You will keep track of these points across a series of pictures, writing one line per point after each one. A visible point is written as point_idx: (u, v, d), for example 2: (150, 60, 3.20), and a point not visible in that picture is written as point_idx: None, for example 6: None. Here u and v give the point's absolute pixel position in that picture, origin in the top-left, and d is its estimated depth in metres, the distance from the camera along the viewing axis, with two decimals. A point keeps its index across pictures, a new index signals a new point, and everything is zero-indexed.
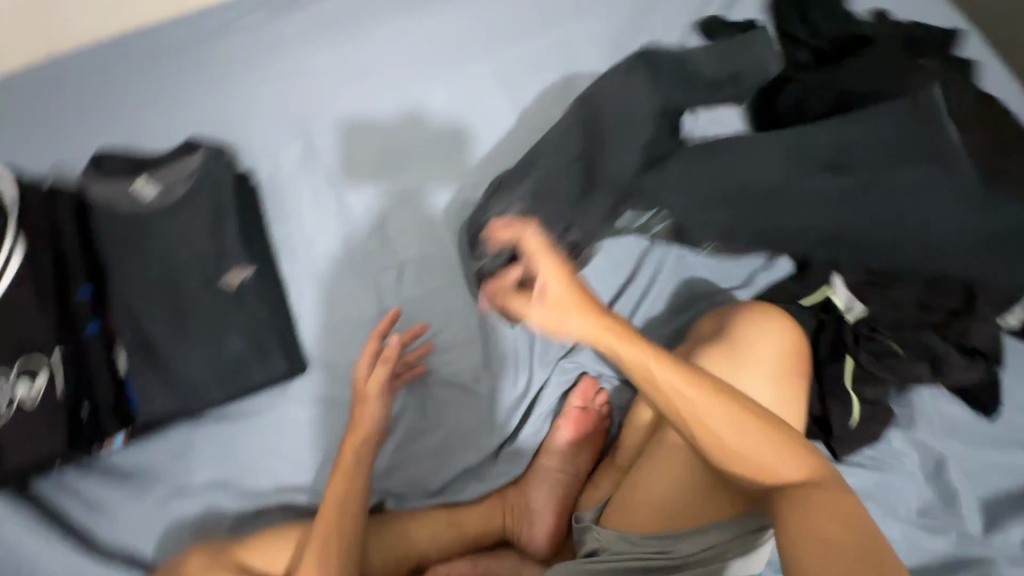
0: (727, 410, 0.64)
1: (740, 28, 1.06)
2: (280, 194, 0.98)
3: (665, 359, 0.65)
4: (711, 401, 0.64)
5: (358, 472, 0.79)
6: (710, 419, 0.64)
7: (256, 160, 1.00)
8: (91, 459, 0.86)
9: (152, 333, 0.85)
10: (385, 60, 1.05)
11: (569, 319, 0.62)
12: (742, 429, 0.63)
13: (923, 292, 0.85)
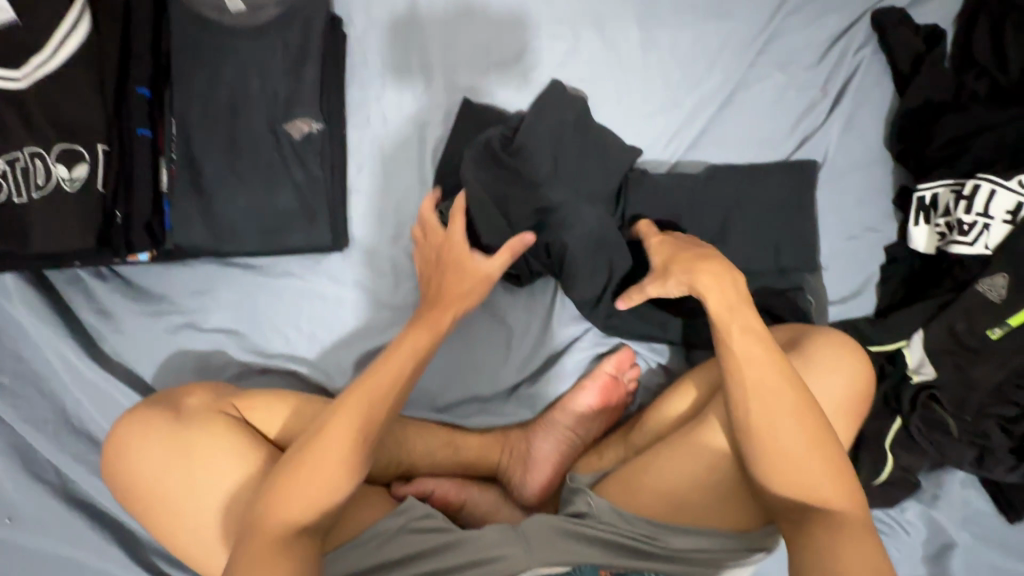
0: (789, 415, 0.64)
1: (919, 30, 0.91)
2: (365, 55, 0.88)
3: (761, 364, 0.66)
4: (778, 396, 0.64)
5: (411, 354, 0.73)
6: (781, 433, 0.63)
7: (349, 7, 0.89)
8: (112, 268, 0.83)
9: (203, 160, 0.78)
10: None
11: (687, 248, 0.75)
12: (803, 454, 0.63)
13: (1007, 379, 0.78)
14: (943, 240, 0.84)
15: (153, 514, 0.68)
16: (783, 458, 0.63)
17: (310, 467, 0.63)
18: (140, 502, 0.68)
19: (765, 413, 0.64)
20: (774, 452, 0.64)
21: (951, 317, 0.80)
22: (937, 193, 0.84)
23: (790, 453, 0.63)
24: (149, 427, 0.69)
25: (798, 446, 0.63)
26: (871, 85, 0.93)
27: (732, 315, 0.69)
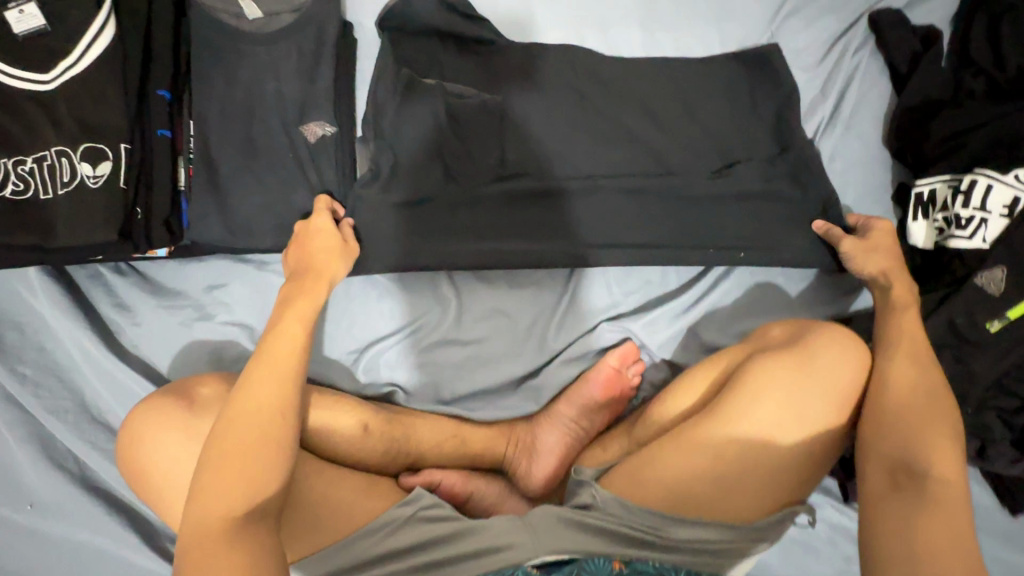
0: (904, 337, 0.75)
1: (917, 32, 0.94)
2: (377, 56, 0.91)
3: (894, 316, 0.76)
4: (918, 341, 0.73)
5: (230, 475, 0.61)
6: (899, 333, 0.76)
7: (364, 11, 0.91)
8: (130, 263, 0.86)
9: (222, 160, 0.82)
10: None
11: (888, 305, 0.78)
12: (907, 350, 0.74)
13: (1007, 372, 0.80)
14: (942, 235, 0.85)
15: (147, 489, 0.67)
16: (915, 376, 0.70)
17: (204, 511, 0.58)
18: (148, 488, 0.67)
19: (914, 360, 0.71)
20: (908, 439, 0.66)
21: (950, 311, 0.81)
22: (935, 189, 0.86)
23: (932, 414, 0.67)
24: (164, 420, 0.67)
25: (942, 412, 0.67)
26: (867, 86, 0.95)
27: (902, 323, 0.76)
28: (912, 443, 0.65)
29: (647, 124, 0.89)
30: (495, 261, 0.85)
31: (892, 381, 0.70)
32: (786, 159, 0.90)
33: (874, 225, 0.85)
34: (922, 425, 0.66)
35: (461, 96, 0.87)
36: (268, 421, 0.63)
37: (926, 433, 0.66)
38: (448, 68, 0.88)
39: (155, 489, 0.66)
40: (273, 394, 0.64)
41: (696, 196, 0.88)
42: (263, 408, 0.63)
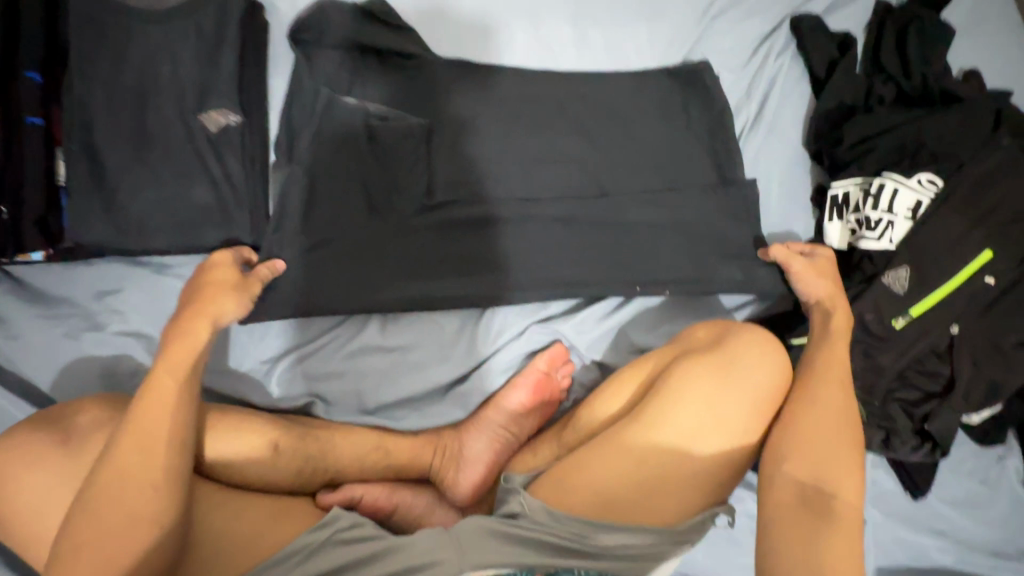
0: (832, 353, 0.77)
1: (832, 37, 0.97)
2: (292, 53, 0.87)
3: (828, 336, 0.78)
4: (835, 359, 0.76)
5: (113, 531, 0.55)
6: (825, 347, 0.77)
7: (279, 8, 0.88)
8: (3, 269, 0.76)
9: (107, 152, 0.73)
10: None
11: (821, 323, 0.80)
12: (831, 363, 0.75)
13: (908, 366, 0.84)
14: (854, 235, 0.88)
15: (12, 532, 0.59)
16: (830, 394, 0.72)
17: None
18: (12, 526, 0.59)
19: (829, 375, 0.74)
20: (819, 453, 0.68)
21: (860, 308, 0.85)
22: (848, 191, 0.89)
23: (841, 431, 0.70)
24: (34, 454, 0.59)
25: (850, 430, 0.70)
26: (788, 89, 0.97)
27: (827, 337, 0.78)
28: (821, 459, 0.68)
29: (579, 142, 0.90)
30: (418, 265, 0.83)
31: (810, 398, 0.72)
32: (708, 161, 0.92)
33: (817, 253, 0.87)
34: (831, 441, 0.69)
35: (383, 104, 0.87)
36: (143, 485, 0.56)
37: (833, 449, 0.69)
38: (369, 78, 0.87)
39: (21, 530, 0.58)
40: (150, 451, 0.58)
41: (620, 219, 0.88)
42: (138, 469, 0.57)
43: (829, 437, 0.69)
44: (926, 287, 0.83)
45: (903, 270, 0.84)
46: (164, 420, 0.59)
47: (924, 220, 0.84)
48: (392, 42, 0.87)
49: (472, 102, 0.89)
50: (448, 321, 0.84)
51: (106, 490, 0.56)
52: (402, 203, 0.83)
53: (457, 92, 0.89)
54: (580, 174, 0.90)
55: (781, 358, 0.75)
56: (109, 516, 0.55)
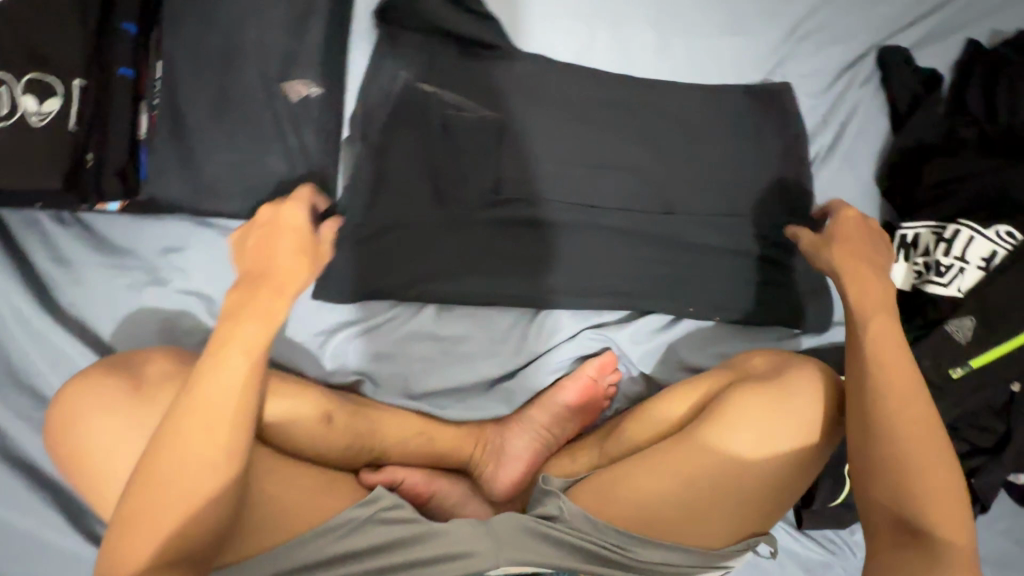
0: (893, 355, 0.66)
1: (917, 72, 0.95)
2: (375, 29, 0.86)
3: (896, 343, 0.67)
4: (905, 368, 0.65)
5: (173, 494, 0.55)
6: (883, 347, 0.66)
7: None
8: (75, 215, 0.77)
9: (190, 110, 0.73)
10: None
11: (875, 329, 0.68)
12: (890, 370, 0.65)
13: (961, 418, 0.83)
14: (919, 278, 0.87)
15: (75, 476, 0.61)
16: (906, 411, 0.63)
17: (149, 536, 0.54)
18: (76, 469, 0.60)
19: (898, 385, 0.64)
20: (896, 479, 0.61)
21: (917, 354, 0.83)
22: (919, 233, 0.88)
23: (924, 450, 0.62)
24: (104, 399, 0.60)
25: (933, 452, 0.62)
26: (866, 121, 0.95)
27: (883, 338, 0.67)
28: (902, 484, 0.61)
29: (649, 154, 0.89)
30: (478, 258, 0.82)
31: (875, 407, 0.63)
32: (779, 185, 0.90)
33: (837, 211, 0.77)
34: (915, 464, 0.61)
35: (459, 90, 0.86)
36: (202, 454, 0.56)
37: (917, 476, 0.61)
38: (448, 64, 0.87)
39: (86, 475, 0.59)
40: (209, 425, 0.56)
41: (679, 237, 0.87)
42: (196, 439, 0.56)
43: (901, 461, 0.61)
44: (991, 339, 0.81)
45: (970, 321, 0.82)
46: (228, 389, 0.57)
47: (998, 271, 0.82)
48: (475, 32, 0.86)
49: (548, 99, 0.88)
50: (502, 317, 0.84)
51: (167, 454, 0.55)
52: (469, 194, 0.83)
53: (533, 87, 0.88)
54: (646, 185, 0.89)
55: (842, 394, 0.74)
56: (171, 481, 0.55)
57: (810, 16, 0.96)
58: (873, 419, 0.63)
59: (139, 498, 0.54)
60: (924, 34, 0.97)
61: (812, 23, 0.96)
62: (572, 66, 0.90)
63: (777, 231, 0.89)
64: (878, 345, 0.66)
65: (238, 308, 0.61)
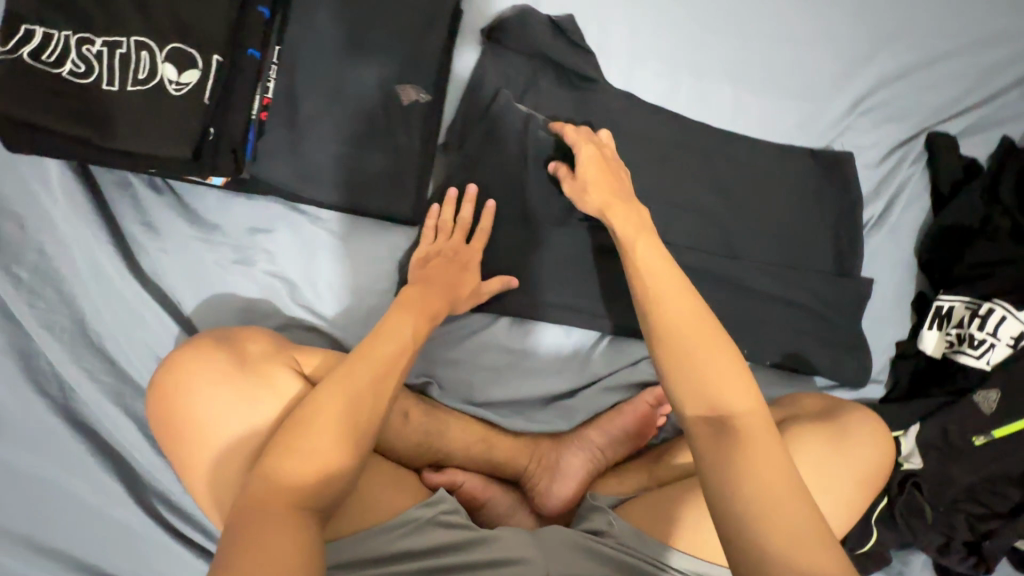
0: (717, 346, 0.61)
1: (961, 160, 1.03)
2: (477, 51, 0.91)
3: (684, 295, 0.64)
4: (691, 316, 0.63)
5: (301, 473, 0.56)
6: (687, 335, 0.61)
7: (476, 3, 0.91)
8: (168, 181, 0.76)
9: (305, 99, 0.75)
10: None
11: (667, 288, 0.65)
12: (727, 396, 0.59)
13: (982, 483, 0.89)
14: (951, 348, 0.94)
15: (175, 445, 0.63)
16: (760, 456, 0.55)
17: (262, 522, 0.52)
18: (176, 436, 0.62)
19: (721, 379, 0.59)
20: (728, 498, 0.54)
21: (945, 419, 0.90)
22: (953, 307, 0.95)
23: (765, 474, 0.54)
24: (217, 375, 0.62)
25: (773, 471, 0.55)
26: (911, 197, 1.03)
27: (686, 322, 0.62)
28: (729, 519, 0.54)
29: (719, 199, 0.95)
30: (555, 278, 0.86)
31: (707, 473, 0.56)
32: (830, 245, 0.97)
33: (577, 153, 0.78)
34: (755, 484, 0.54)
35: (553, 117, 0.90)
36: (334, 436, 0.59)
37: (763, 498, 0.53)
38: (545, 89, 0.91)
39: (189, 442, 0.62)
40: (349, 412, 0.60)
41: (739, 283, 0.93)
42: (336, 421, 0.59)
43: (733, 473, 0.55)
44: (1017, 412, 0.87)
45: (995, 392, 0.88)
46: (367, 386, 0.62)
47: None
48: (574, 62, 0.90)
49: (633, 135, 0.93)
50: (569, 334, 0.87)
51: (302, 433, 0.58)
52: (554, 215, 0.87)
53: (620, 122, 0.93)
54: (714, 227, 0.94)
55: (882, 445, 0.79)
56: (303, 460, 0.57)
57: (873, 92, 1.03)
58: (716, 449, 0.57)
59: (267, 474, 0.56)
60: (973, 123, 1.05)
61: (874, 99, 1.03)
62: (657, 107, 0.96)
63: (825, 287, 0.95)
64: (680, 311, 0.63)
65: (396, 315, 0.69)
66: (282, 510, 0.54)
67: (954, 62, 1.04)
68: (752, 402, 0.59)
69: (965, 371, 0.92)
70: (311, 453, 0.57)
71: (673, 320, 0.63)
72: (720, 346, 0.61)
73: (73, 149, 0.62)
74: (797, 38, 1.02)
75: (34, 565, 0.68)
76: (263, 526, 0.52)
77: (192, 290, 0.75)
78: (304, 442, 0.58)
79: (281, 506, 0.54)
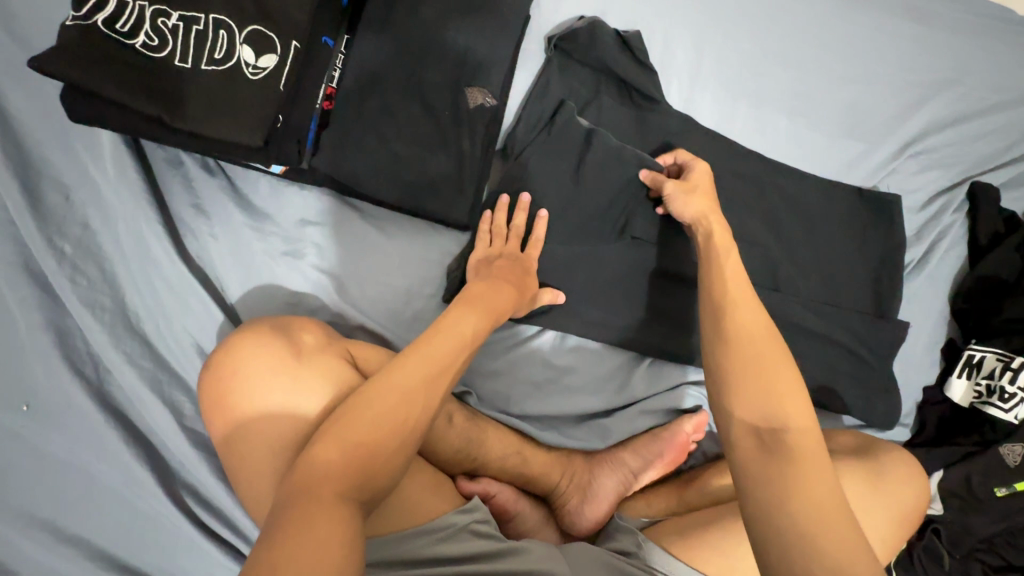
0: (775, 359, 0.62)
1: (1002, 212, 1.03)
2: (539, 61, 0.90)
3: (751, 310, 0.66)
4: (758, 329, 0.65)
5: (347, 461, 0.54)
6: (751, 346, 0.63)
7: (542, 12, 0.90)
8: (221, 163, 0.74)
9: (372, 94, 0.73)
10: (704, 11, 0.98)
11: (734, 303, 0.67)
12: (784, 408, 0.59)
13: (999, 534, 0.90)
14: (980, 398, 0.94)
15: (220, 433, 0.61)
16: (812, 467, 0.55)
17: (305, 505, 0.49)
18: (224, 422, 0.60)
19: (778, 389, 0.60)
20: (771, 496, 0.55)
21: (970, 469, 0.92)
22: (984, 357, 0.95)
23: (812, 484, 0.54)
24: (269, 360, 0.61)
25: (823, 482, 0.55)
26: (949, 244, 1.04)
27: (751, 337, 0.64)
28: (769, 522, 0.54)
29: (767, 230, 0.95)
30: (602, 296, 0.85)
31: (750, 477, 0.57)
32: (871, 286, 0.97)
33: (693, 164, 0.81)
34: (792, 489, 0.54)
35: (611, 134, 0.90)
36: (384, 427, 0.56)
37: (808, 501, 0.53)
38: (605, 104, 0.90)
39: (235, 432, 0.60)
40: (401, 404, 0.57)
41: (780, 315, 0.93)
42: (387, 412, 0.57)
43: (778, 474, 0.55)
44: None
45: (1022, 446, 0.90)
46: (421, 378, 0.59)
47: None
48: (637, 79, 0.89)
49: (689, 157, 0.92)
50: (612, 355, 0.86)
51: (353, 420, 0.56)
52: (607, 231, 0.85)
53: (677, 143, 0.92)
54: (760, 257, 0.94)
55: (918, 492, 0.79)
56: (351, 450, 0.54)
57: (921, 137, 1.04)
58: (761, 458, 0.57)
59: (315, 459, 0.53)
60: (1015, 176, 1.06)
61: (922, 144, 1.04)
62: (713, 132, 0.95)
63: (861, 328, 0.95)
64: (743, 327, 0.65)
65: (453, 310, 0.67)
66: (325, 497, 0.50)
67: (1004, 113, 1.04)
68: (804, 416, 0.59)
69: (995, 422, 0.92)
70: (360, 440, 0.55)
71: (741, 331, 0.65)
72: (782, 361, 0.62)
73: (143, 124, 0.61)
74: (853, 75, 1.02)
75: (53, 549, 0.65)
76: (305, 508, 0.49)
77: (238, 276, 0.73)
78: (354, 428, 0.55)
79: (324, 491, 0.51)
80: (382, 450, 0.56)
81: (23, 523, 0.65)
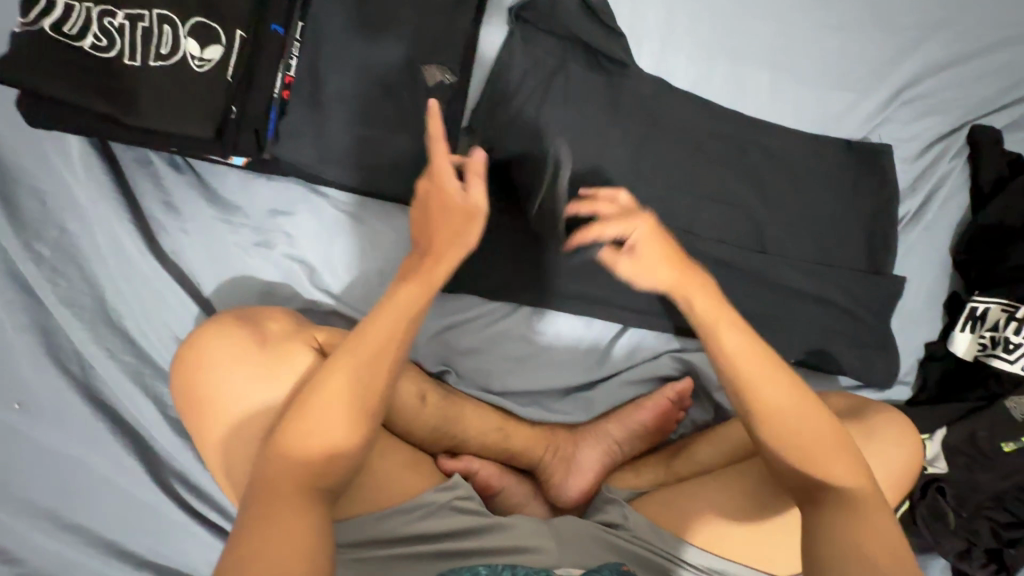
0: (784, 379, 0.64)
1: (1006, 155, 0.98)
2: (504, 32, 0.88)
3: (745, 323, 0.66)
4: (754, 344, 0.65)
5: (306, 453, 0.55)
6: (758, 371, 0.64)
7: None
8: (188, 160, 0.75)
9: (328, 79, 0.73)
10: None
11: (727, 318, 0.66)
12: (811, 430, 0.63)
13: (1010, 491, 0.87)
14: (985, 351, 0.91)
15: (195, 423, 0.63)
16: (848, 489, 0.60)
17: (271, 504, 0.51)
18: (198, 413, 0.62)
19: (801, 415, 0.63)
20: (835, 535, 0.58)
21: (974, 424, 0.88)
22: (988, 309, 0.91)
23: (864, 517, 0.59)
24: (234, 354, 0.62)
25: (866, 505, 0.60)
26: (949, 193, 0.99)
27: (753, 356, 0.65)
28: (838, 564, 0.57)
29: (750, 189, 0.92)
30: (579, 268, 0.83)
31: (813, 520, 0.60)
32: (863, 241, 0.94)
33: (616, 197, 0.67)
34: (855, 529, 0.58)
35: (582, 101, 0.87)
36: (340, 416, 0.56)
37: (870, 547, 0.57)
38: (574, 73, 0.87)
39: (208, 420, 0.62)
40: (355, 392, 0.57)
41: (769, 277, 0.90)
42: (341, 401, 0.57)
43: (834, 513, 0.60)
44: None
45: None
46: (375, 365, 0.58)
47: None
48: (605, 44, 0.87)
49: (663, 121, 0.90)
50: (591, 327, 0.85)
51: (309, 411, 0.56)
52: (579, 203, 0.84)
53: (650, 107, 0.89)
54: (744, 219, 0.91)
55: (912, 449, 0.76)
56: (310, 443, 0.55)
57: (916, 83, 0.99)
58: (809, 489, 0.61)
59: (276, 455, 0.54)
60: (1021, 117, 1.00)
61: (917, 91, 0.99)
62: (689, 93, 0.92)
63: (855, 286, 0.92)
64: (747, 352, 0.64)
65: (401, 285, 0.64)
66: (288, 493, 0.52)
67: (1007, 51, 0.98)
68: (832, 434, 0.63)
69: (1002, 376, 0.88)
70: (317, 431, 0.55)
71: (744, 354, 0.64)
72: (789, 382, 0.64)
73: (101, 126, 0.64)
74: (838, 22, 0.97)
75: (56, 535, 0.69)
76: (272, 507, 0.51)
77: (212, 270, 0.74)
78: (311, 421, 0.56)
79: (286, 488, 0.52)
80: (345, 451, 0.56)
81: (26, 511, 0.69)
